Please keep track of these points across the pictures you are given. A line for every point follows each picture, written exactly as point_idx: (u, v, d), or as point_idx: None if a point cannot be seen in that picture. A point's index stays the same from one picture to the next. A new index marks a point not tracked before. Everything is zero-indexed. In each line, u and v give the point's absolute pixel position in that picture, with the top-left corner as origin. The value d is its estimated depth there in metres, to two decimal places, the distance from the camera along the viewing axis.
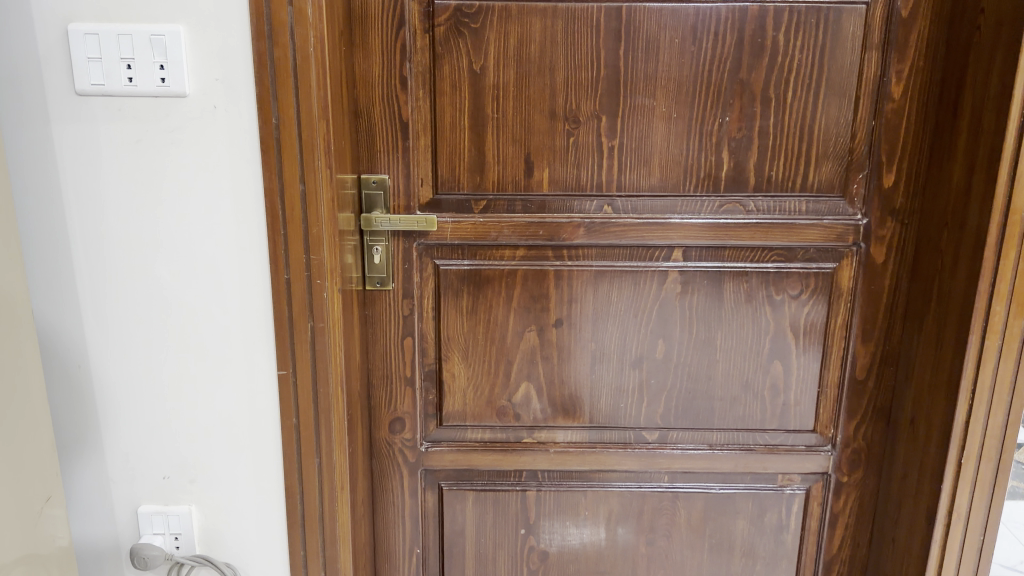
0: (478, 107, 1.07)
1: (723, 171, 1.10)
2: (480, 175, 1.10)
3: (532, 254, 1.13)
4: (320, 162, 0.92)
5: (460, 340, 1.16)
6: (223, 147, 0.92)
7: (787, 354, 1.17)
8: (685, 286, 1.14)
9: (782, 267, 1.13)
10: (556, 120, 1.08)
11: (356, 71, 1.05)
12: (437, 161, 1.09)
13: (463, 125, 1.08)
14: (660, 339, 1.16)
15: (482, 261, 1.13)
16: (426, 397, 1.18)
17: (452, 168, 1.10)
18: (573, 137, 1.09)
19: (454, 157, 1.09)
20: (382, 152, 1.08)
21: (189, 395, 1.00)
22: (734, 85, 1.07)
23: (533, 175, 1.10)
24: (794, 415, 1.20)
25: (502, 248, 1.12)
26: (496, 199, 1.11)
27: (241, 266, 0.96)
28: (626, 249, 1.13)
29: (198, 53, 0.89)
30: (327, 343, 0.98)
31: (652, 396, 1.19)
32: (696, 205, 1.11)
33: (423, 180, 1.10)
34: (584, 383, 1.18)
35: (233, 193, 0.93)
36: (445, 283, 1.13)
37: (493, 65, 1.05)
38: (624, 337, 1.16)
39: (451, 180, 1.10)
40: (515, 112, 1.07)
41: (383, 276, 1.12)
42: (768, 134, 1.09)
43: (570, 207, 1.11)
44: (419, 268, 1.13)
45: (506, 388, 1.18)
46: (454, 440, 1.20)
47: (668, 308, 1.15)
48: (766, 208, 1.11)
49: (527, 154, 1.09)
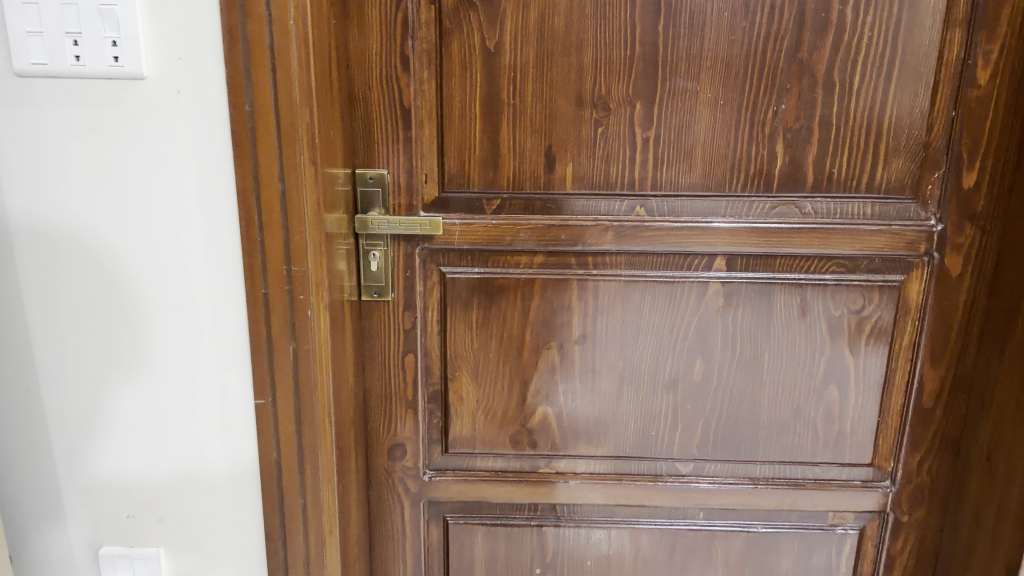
0: (492, 91, 0.92)
1: (777, 167, 0.95)
2: (493, 170, 0.95)
3: (553, 261, 0.98)
4: (303, 157, 0.78)
5: (469, 358, 1.02)
6: (188, 138, 0.77)
7: (844, 377, 1.02)
8: (729, 298, 0.99)
9: (841, 279, 0.98)
10: (582, 107, 0.93)
11: (350, 48, 0.90)
12: (444, 154, 0.95)
13: (475, 112, 0.93)
14: (699, 359, 1.01)
15: (494, 268, 0.99)
16: (430, 420, 1.04)
17: (462, 163, 0.95)
18: (602, 127, 0.93)
19: (464, 149, 0.95)
20: (380, 145, 0.94)
21: (156, 425, 0.86)
22: (792, 67, 0.91)
23: (555, 170, 0.95)
24: (849, 447, 1.05)
25: (518, 253, 0.98)
26: (512, 198, 0.96)
27: (212, 278, 0.81)
28: (661, 257, 0.98)
29: (157, 26, 0.74)
30: (311, 369, 0.84)
31: (688, 424, 1.04)
32: (743, 207, 0.96)
33: (429, 177, 0.96)
34: (611, 407, 1.03)
35: (201, 192, 0.79)
36: (452, 293, 0.99)
37: (509, 42, 0.90)
38: (657, 356, 1.01)
39: (460, 176, 0.96)
40: (536, 98, 0.92)
41: (382, 285, 0.98)
42: (830, 125, 0.93)
43: (597, 207, 0.96)
44: (423, 276, 0.99)
45: (521, 411, 1.03)
46: (461, 469, 1.06)
47: (708, 323, 1.00)
48: (825, 211, 0.96)
49: (548, 146, 0.94)
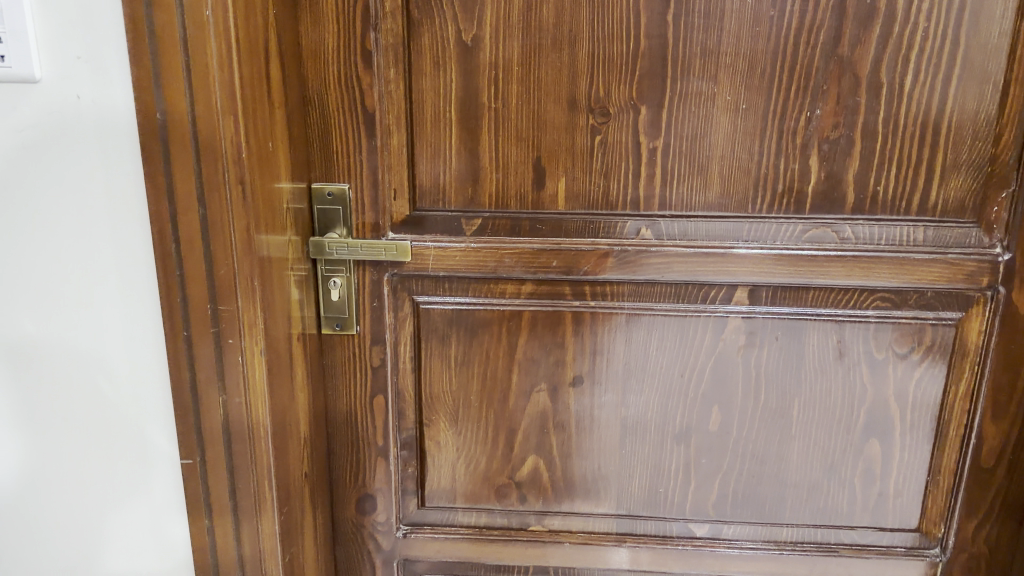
0: (470, 93, 0.78)
1: (810, 184, 0.80)
2: (472, 185, 0.81)
3: (544, 291, 0.84)
4: (229, 176, 0.65)
5: (448, 401, 0.88)
6: (91, 153, 0.65)
7: (888, 430, 0.87)
8: (751, 338, 0.84)
9: (885, 316, 0.83)
10: (577, 112, 0.78)
11: (301, 42, 0.76)
12: (416, 166, 0.81)
13: (450, 118, 0.79)
14: (715, 407, 0.86)
15: (476, 299, 0.85)
16: (404, 470, 0.90)
17: (436, 177, 0.81)
18: (601, 135, 0.79)
19: (439, 161, 0.81)
20: (340, 156, 0.80)
21: (69, 487, 0.74)
22: (829, 65, 0.76)
23: (545, 186, 0.81)
24: (892, 510, 0.90)
25: (503, 282, 0.84)
26: (495, 218, 0.82)
27: (127, 317, 0.69)
28: (672, 288, 0.83)
29: (50, 20, 0.62)
30: (246, 423, 0.71)
31: (702, 480, 0.89)
32: (769, 230, 0.81)
33: (398, 192, 0.82)
34: (612, 460, 0.89)
35: (110, 217, 0.66)
36: (427, 327, 0.86)
37: (488, 34, 0.76)
38: (666, 402, 0.86)
39: (434, 192, 0.82)
40: (522, 100, 0.78)
41: (345, 317, 0.84)
42: (876, 135, 0.78)
43: (596, 229, 0.82)
44: (393, 307, 0.85)
45: (507, 462, 0.90)
46: (440, 525, 0.93)
47: (727, 366, 0.85)
48: (869, 236, 0.80)
49: (537, 158, 0.80)
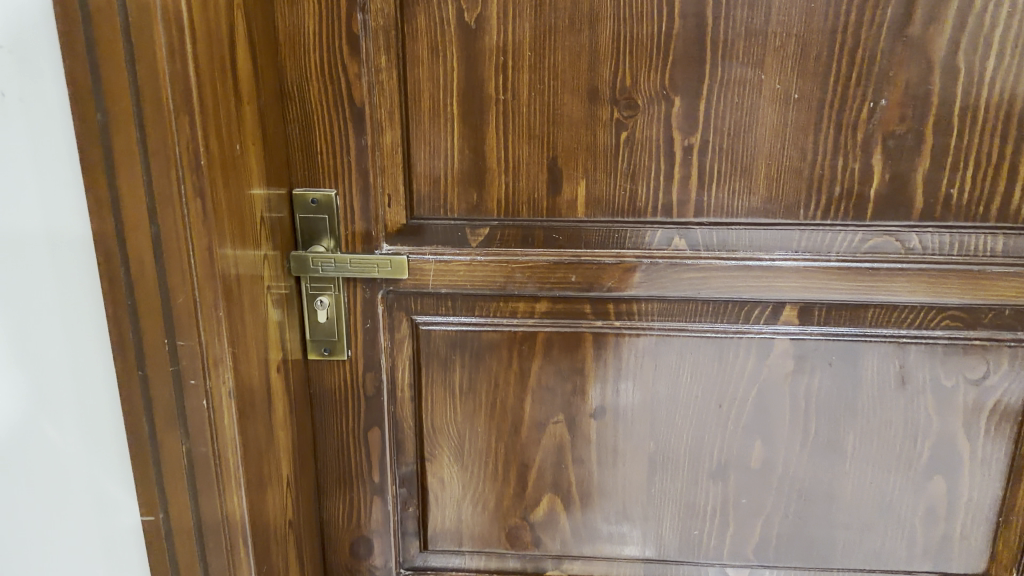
0: (474, 83, 0.67)
1: (871, 187, 0.68)
2: (478, 190, 0.70)
3: (561, 310, 0.73)
4: (180, 190, 0.54)
5: (452, 434, 0.77)
6: (19, 162, 0.53)
7: (954, 466, 0.76)
8: (800, 363, 0.73)
9: (956, 337, 0.72)
10: (598, 104, 0.67)
11: (277, 26, 0.66)
12: (412, 169, 0.70)
13: (451, 112, 0.68)
14: (758, 440, 0.75)
15: (483, 319, 0.74)
16: (403, 509, 0.80)
17: (436, 181, 0.71)
18: (628, 131, 0.68)
19: (439, 163, 0.70)
20: (324, 157, 0.69)
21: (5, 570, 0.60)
22: (897, 47, 0.64)
23: (562, 190, 0.70)
24: (957, 554, 0.79)
25: (513, 299, 0.73)
26: (505, 227, 0.71)
27: (72, 353, 0.59)
28: (708, 306, 0.72)
29: None
30: (214, 474, 0.61)
31: (741, 521, 0.78)
32: (822, 240, 0.70)
33: (393, 199, 0.71)
34: (638, 499, 0.78)
35: (46, 239, 0.55)
36: (428, 351, 0.75)
37: (495, 13, 0.65)
38: (701, 435, 0.75)
39: (434, 198, 0.71)
40: (534, 91, 0.67)
41: (333, 340, 0.74)
42: (950, 129, 0.66)
43: (621, 239, 0.71)
44: (389, 328, 0.75)
45: (520, 501, 0.79)
46: (445, 568, 0.83)
47: (772, 394, 0.74)
48: (937, 246, 0.69)
49: (552, 159, 0.69)
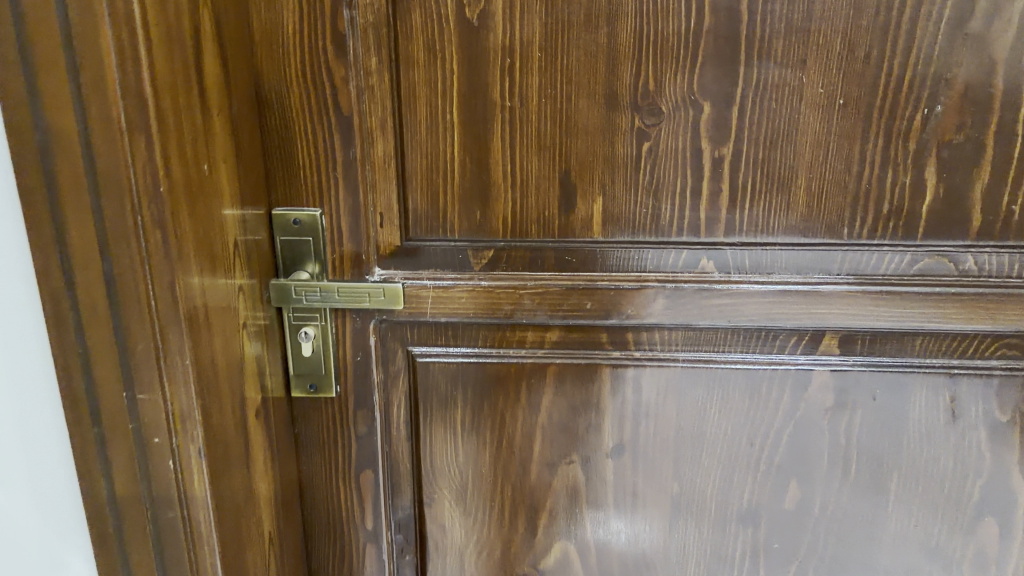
0: (476, 88, 0.59)
1: (924, 202, 0.61)
2: (481, 208, 0.63)
3: (575, 340, 0.66)
4: (132, 221, 0.46)
5: (453, 475, 0.70)
6: None
7: (1010, 507, 0.67)
8: (841, 397, 0.66)
9: (1015, 368, 0.64)
10: (617, 110, 0.59)
11: (252, 26, 0.58)
12: (406, 185, 0.62)
13: (450, 121, 0.60)
14: (793, 480, 0.68)
15: (487, 350, 0.66)
16: (400, 557, 0.73)
17: (434, 198, 0.63)
18: (650, 141, 0.60)
19: (437, 178, 0.62)
20: (307, 173, 0.61)
21: None
22: (956, 45, 0.57)
23: (575, 208, 0.62)
24: None
25: (521, 329, 0.66)
26: (511, 248, 0.64)
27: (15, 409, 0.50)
28: (739, 335, 0.65)
29: None
30: (184, 543, 0.53)
31: (774, 568, 0.71)
32: (867, 261, 0.62)
33: (385, 218, 0.63)
34: (660, 545, 0.71)
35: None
36: (426, 385, 0.67)
37: (500, 8, 0.57)
38: (730, 476, 0.68)
39: (431, 216, 0.63)
40: (545, 96, 0.59)
41: (320, 376, 0.66)
42: (1015, 137, 0.58)
43: (641, 261, 0.63)
44: (382, 361, 0.67)
45: (529, 548, 0.72)
46: None
47: (809, 430, 0.67)
48: (997, 268, 0.62)
49: (564, 172, 0.61)
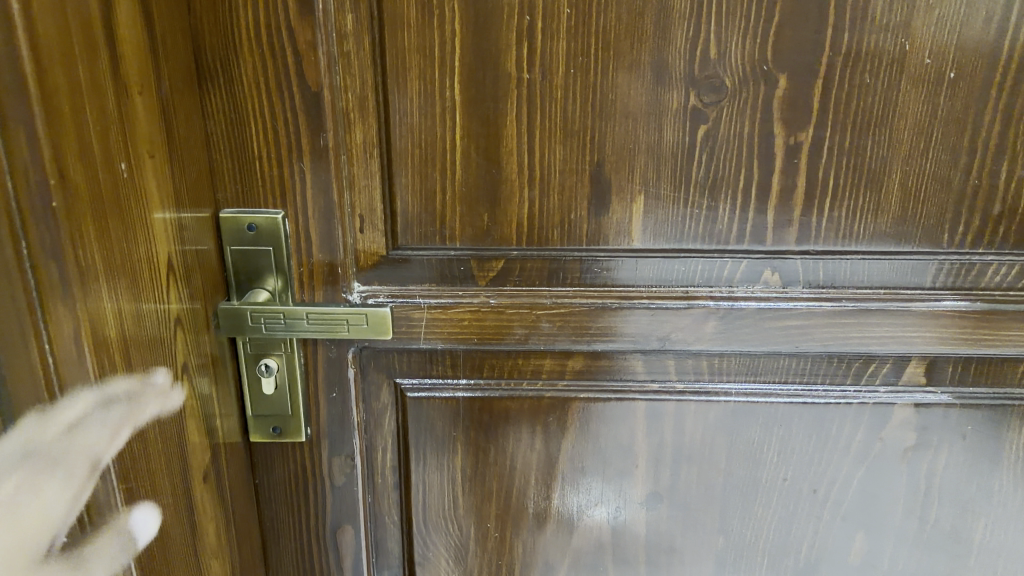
0: (484, 56, 0.45)
1: None
2: (489, 208, 0.49)
3: (604, 369, 0.53)
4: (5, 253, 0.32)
5: (451, 529, 0.58)
6: None
7: None
8: (923, 437, 0.55)
9: None
10: (667, 86, 0.46)
11: None
12: (393, 181, 0.49)
13: (450, 98, 0.46)
14: (860, 532, 0.57)
15: (494, 383, 0.54)
16: None
17: (428, 198, 0.49)
18: (708, 124, 0.47)
19: (433, 171, 0.48)
20: (264, 165, 0.47)
21: None
22: None
23: (609, 208, 0.49)
24: None
25: (537, 357, 0.53)
26: (525, 259, 0.50)
27: None
28: (806, 362, 0.53)
29: None
30: None
31: None
32: (966, 274, 0.50)
33: (367, 221, 0.49)
34: None
35: None
36: (419, 425, 0.55)
37: None
38: (786, 526, 0.57)
39: (425, 220, 0.50)
40: (574, 66, 0.46)
41: (286, 416, 0.53)
42: None
43: (689, 274, 0.51)
44: (364, 397, 0.54)
45: None
46: None
47: (882, 474, 0.56)
48: None
49: (597, 165, 0.48)
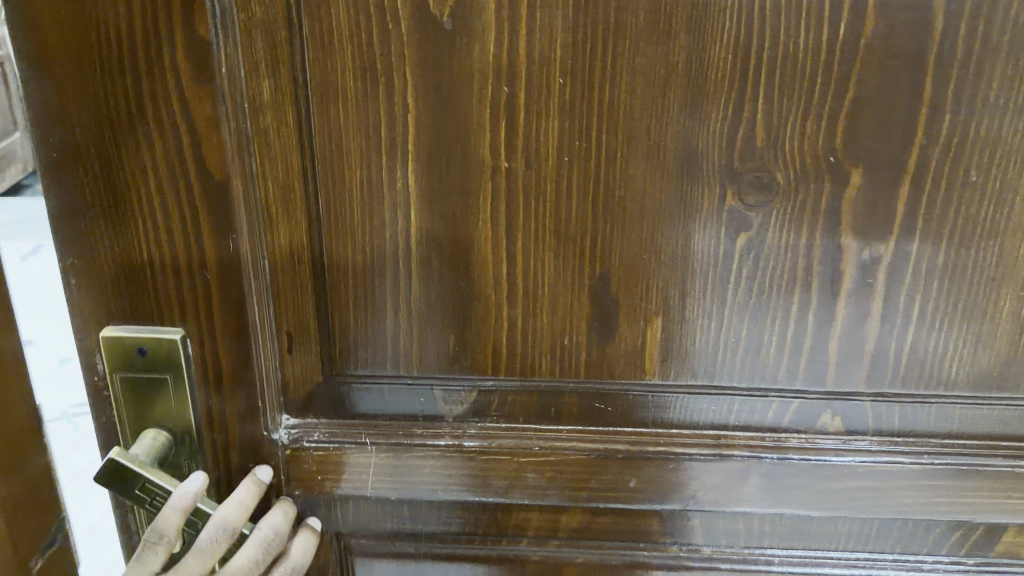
0: (449, 139, 0.33)
1: None
2: (455, 332, 0.38)
3: (606, 526, 0.41)
4: None
5: None
6: None
7: None
8: None
9: None
10: (698, 178, 0.34)
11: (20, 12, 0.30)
12: (329, 291, 0.37)
13: (402, 191, 0.35)
14: None
15: (463, 539, 0.42)
16: None
17: (374, 313, 0.38)
18: (751, 231, 0.35)
19: (381, 281, 0.37)
20: (150, 275, 0.34)
21: None
22: None
23: (615, 334, 0.37)
24: None
25: (519, 509, 0.41)
26: (507, 392, 0.39)
27: None
28: (867, 527, 0.41)
29: None
30: None
31: None
32: None
33: (298, 341, 0.37)
34: None
35: None
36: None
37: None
38: None
39: (373, 340, 0.38)
40: (569, 153, 0.33)
41: None
42: None
43: (722, 415, 0.39)
44: None
45: None
46: None
47: None
48: None
49: (599, 278, 0.36)
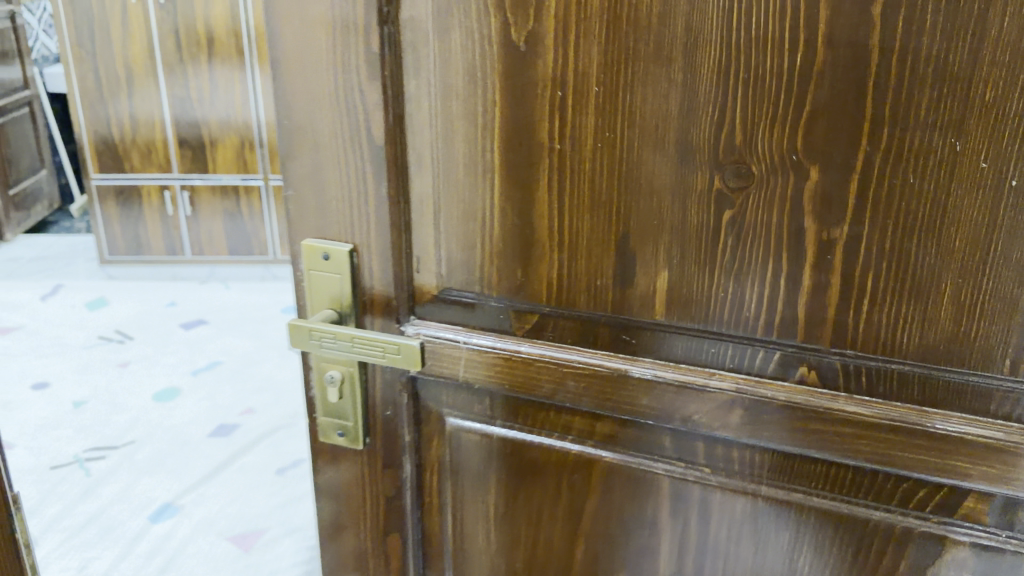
0: (521, 125, 0.49)
1: None
2: (522, 268, 0.52)
3: (631, 438, 0.53)
4: None
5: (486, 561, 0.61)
6: None
7: None
8: None
9: None
10: (692, 165, 0.46)
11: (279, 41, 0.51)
12: (442, 229, 0.53)
13: (491, 160, 0.50)
14: None
15: (526, 433, 0.56)
16: None
17: (469, 248, 0.53)
18: (733, 209, 0.46)
19: (475, 225, 0.52)
20: (338, 206, 0.54)
21: None
22: None
23: (634, 281, 0.49)
24: None
25: (565, 413, 0.54)
26: (557, 318, 0.52)
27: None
28: (841, 474, 0.49)
29: None
30: None
31: None
32: None
33: (423, 263, 0.55)
34: None
35: None
36: (461, 458, 0.59)
37: (551, 31, 0.46)
38: None
39: (467, 269, 0.54)
40: (601, 140, 0.47)
41: (348, 424, 0.59)
42: None
43: (718, 358, 0.49)
44: (415, 421, 0.59)
45: None
46: None
47: None
48: None
49: (623, 235, 0.49)
